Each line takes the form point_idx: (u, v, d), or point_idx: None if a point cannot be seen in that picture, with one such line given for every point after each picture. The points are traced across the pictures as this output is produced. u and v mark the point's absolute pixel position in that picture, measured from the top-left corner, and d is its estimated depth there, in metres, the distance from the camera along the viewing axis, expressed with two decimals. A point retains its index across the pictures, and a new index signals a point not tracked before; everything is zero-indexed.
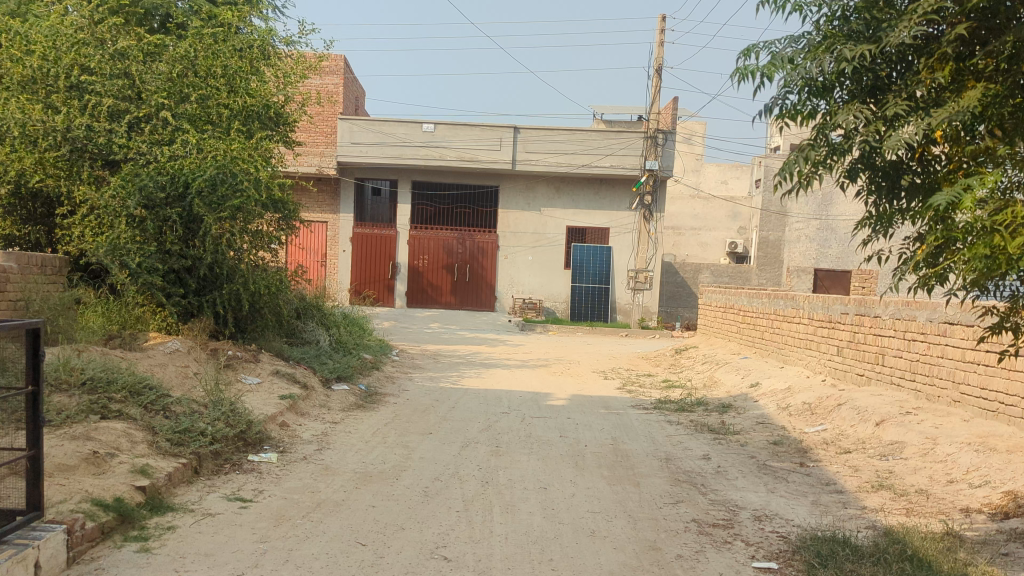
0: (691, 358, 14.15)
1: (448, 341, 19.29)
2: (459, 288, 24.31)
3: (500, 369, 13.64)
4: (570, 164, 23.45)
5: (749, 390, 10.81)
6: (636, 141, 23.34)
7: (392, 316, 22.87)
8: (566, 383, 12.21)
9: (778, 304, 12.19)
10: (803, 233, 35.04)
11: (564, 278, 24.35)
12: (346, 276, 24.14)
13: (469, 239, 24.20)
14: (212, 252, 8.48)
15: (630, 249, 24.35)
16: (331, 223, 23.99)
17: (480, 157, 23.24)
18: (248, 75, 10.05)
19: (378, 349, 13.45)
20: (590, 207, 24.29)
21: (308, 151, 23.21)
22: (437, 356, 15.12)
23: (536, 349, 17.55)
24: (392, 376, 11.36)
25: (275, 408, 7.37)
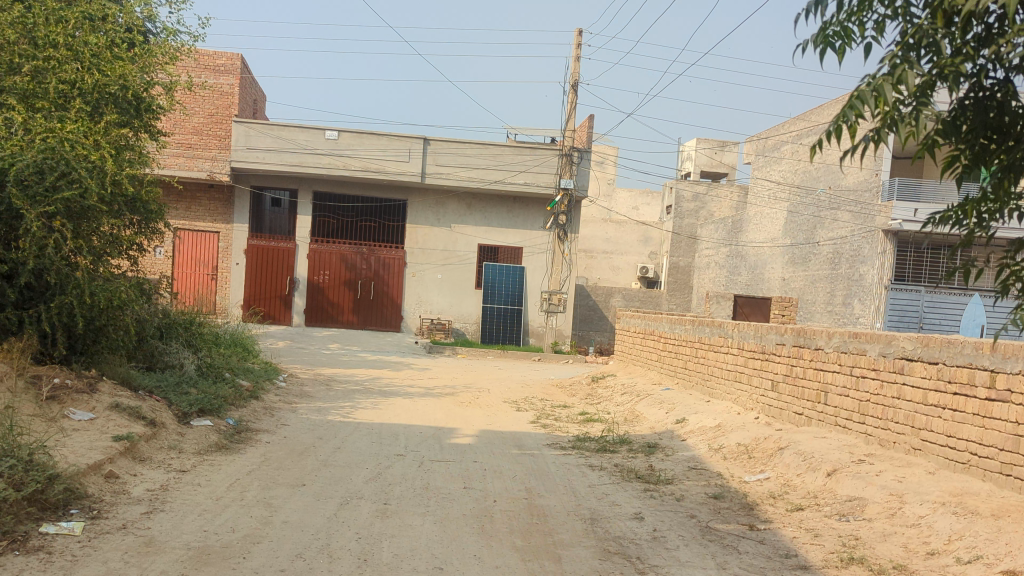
0: (608, 388, 13.08)
1: (346, 363, 17.73)
2: (362, 306, 22.77)
3: (400, 398, 12.26)
4: (483, 180, 22.27)
5: (674, 426, 9.77)
6: (551, 157, 22.33)
7: (286, 335, 21.14)
8: (473, 416, 10.93)
9: (703, 332, 11.23)
10: (715, 259, 34.87)
11: (474, 298, 23.11)
12: (239, 290, 22.24)
13: (374, 255, 22.69)
14: (36, 254, 6.89)
15: (544, 269, 23.28)
16: (224, 233, 22.06)
17: (387, 168, 21.80)
18: (101, 50, 8.45)
19: (262, 374, 11.86)
20: (503, 225, 23.15)
21: (198, 154, 21.27)
22: (330, 381, 13.63)
23: (440, 375, 16.21)
24: (273, 407, 9.85)
25: (104, 455, 5.84)
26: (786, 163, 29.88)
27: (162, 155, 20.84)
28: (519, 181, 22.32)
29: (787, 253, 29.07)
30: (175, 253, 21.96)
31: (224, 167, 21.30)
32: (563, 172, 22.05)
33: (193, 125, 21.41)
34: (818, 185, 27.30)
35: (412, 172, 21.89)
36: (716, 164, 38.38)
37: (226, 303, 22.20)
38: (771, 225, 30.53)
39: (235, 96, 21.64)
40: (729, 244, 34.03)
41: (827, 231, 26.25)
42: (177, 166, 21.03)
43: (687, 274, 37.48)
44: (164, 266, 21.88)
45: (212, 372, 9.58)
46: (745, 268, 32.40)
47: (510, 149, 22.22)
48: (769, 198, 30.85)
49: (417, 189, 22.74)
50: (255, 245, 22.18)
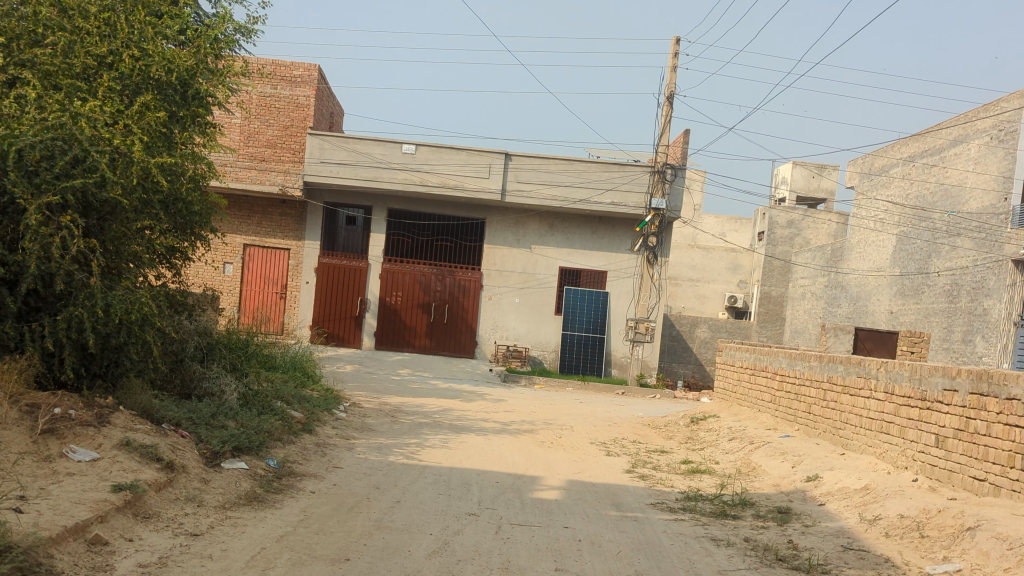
0: (713, 432, 11.30)
1: (415, 390, 16.41)
2: (434, 330, 21.47)
3: (472, 435, 10.77)
4: (566, 199, 20.65)
5: (806, 485, 7.96)
6: (641, 175, 20.64)
7: (354, 360, 19.98)
8: (558, 459, 9.35)
9: (835, 370, 9.39)
10: (810, 290, 32.68)
11: (553, 325, 21.56)
12: (308, 310, 21.24)
13: (450, 276, 21.41)
14: (38, 255, 5.71)
15: (630, 295, 21.57)
16: (295, 250, 21.15)
17: (465, 185, 20.47)
18: (139, 28, 7.37)
19: (319, 403, 10.52)
20: (586, 247, 21.59)
21: (270, 167, 20.32)
22: (397, 412, 12.22)
23: (519, 408, 14.68)
24: (326, 444, 8.44)
25: (94, 512, 4.50)
26: (896, 187, 27.56)
27: (233, 168, 20.05)
28: (605, 201, 20.62)
29: (895, 284, 26.67)
30: (244, 271, 21.14)
31: (297, 181, 20.33)
32: (654, 190, 20.32)
33: (267, 138, 20.50)
34: (934, 211, 24.93)
35: (491, 189, 20.46)
36: (813, 189, 36.12)
37: (294, 323, 21.25)
38: (877, 254, 28.15)
39: (310, 108, 20.60)
40: (828, 273, 31.69)
41: (945, 260, 23.96)
42: (248, 179, 20.15)
43: (780, 305, 35.21)
44: (232, 285, 21.08)
45: (259, 401, 8.26)
46: (847, 300, 30.03)
47: (597, 165, 20.58)
48: (875, 223, 28.37)
49: (497, 207, 21.44)
50: (326, 263, 21.20)
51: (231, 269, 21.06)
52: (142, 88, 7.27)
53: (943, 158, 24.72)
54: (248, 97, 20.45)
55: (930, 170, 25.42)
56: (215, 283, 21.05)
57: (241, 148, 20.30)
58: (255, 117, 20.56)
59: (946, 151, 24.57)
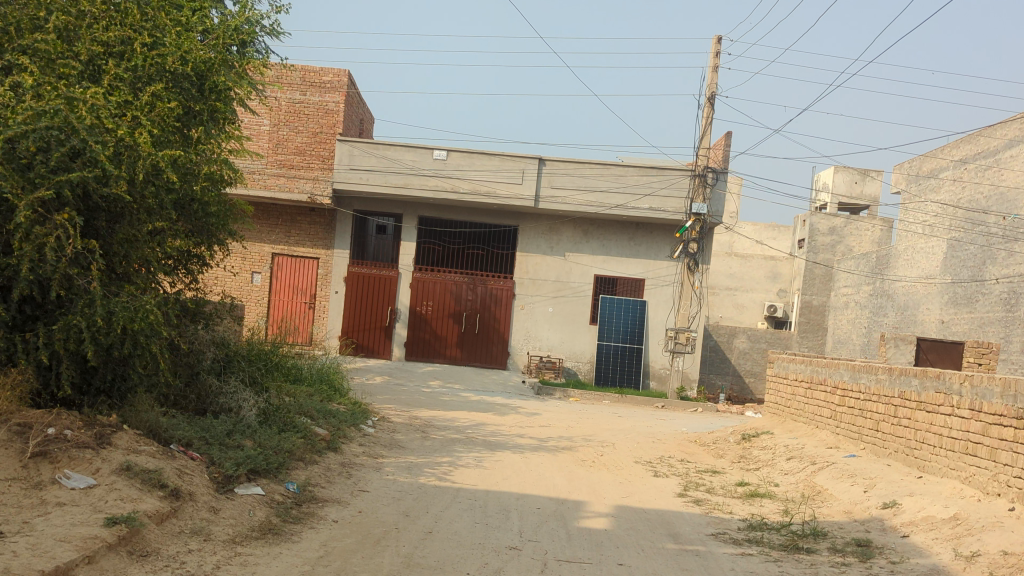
0: (767, 450, 10.48)
1: (447, 403, 15.76)
2: (466, 340, 20.84)
3: (509, 452, 10.06)
4: (603, 205, 19.91)
5: (882, 513, 7.14)
6: (681, 179, 19.85)
7: (384, 371, 19.40)
8: (603, 480, 8.61)
9: (908, 385, 8.56)
10: (854, 299, 31.73)
11: (589, 335, 20.81)
12: (337, 320, 20.72)
13: (482, 285, 20.77)
14: (28, 257, 5.12)
15: (668, 303, 20.80)
16: (323, 259, 20.64)
17: (498, 191, 19.82)
18: (150, 14, 6.82)
19: (346, 419, 9.88)
20: (623, 255, 20.83)
21: (299, 175, 19.84)
22: (428, 427, 11.55)
23: (556, 422, 13.96)
24: (352, 464, 7.79)
25: (80, 552, 3.87)
26: (946, 192, 26.51)
27: (261, 176, 19.67)
28: (643, 206, 19.85)
29: (945, 292, 25.60)
30: (273, 281, 20.65)
31: (326, 188, 19.84)
32: (694, 197, 19.25)
33: (296, 145, 20.03)
34: (989, 216, 23.92)
35: (525, 195, 19.76)
36: (856, 196, 35.18)
37: (323, 334, 20.74)
38: (926, 261, 27.10)
39: (340, 114, 20.11)
40: (873, 282, 30.65)
41: (1000, 267, 22.91)
42: (277, 187, 19.69)
43: (821, 315, 34.16)
44: (260, 294, 20.60)
45: (280, 417, 7.65)
46: (893, 309, 28.96)
47: (635, 169, 19.83)
48: (923, 230, 27.55)
49: (531, 213, 20.78)
50: (355, 271, 20.68)
51: (259, 279, 20.59)
52: (155, 79, 6.71)
53: (997, 160, 23.68)
54: (277, 103, 20.03)
55: (985, 173, 24.43)
56: (242, 292, 20.59)
57: (270, 156, 19.85)
58: (284, 124, 20.09)
59: (1001, 153, 23.55)
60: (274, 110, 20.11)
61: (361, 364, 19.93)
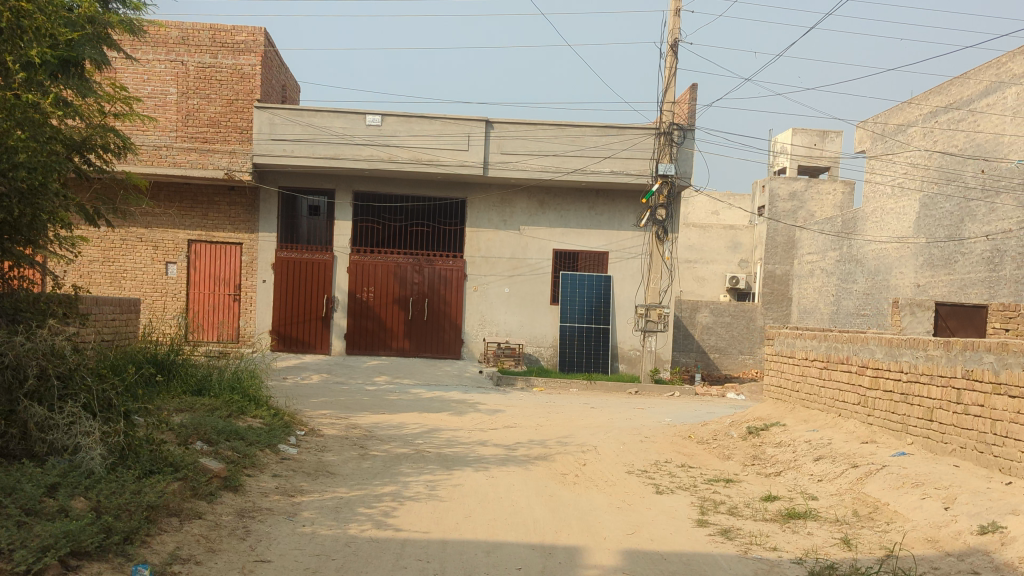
0: (785, 448, 8.57)
1: (394, 403, 13.66)
2: (414, 329, 18.65)
3: (470, 469, 7.97)
4: (559, 170, 17.78)
5: (986, 542, 5.20)
6: (644, 138, 17.85)
7: (322, 369, 17.15)
8: (596, 507, 6.55)
9: (978, 363, 6.67)
10: (821, 267, 30.46)
11: (550, 317, 18.81)
12: (266, 312, 18.42)
13: (429, 266, 18.57)
14: None
15: (636, 277, 18.87)
16: (247, 244, 18.30)
17: (441, 158, 17.54)
18: None
19: (258, 439, 7.66)
20: (584, 226, 18.82)
21: (212, 148, 17.41)
22: (367, 439, 9.38)
23: (520, 420, 11.94)
24: (252, 511, 5.58)
25: None
26: (916, 147, 25.15)
27: (169, 152, 17.27)
28: (605, 170, 17.75)
29: (920, 255, 24.28)
30: (190, 272, 18.26)
31: (245, 163, 17.42)
32: (660, 159, 17.10)
33: (209, 116, 17.56)
34: (966, 168, 22.50)
35: (472, 161, 17.55)
36: (816, 157, 33.71)
37: (251, 330, 18.42)
38: (897, 223, 25.79)
39: (257, 78, 17.66)
40: (839, 248, 29.34)
41: (981, 223, 21.52)
42: (188, 163, 17.28)
43: (785, 284, 32.82)
44: (176, 288, 18.20)
45: (148, 454, 5.45)
46: (864, 275, 27.65)
47: (592, 129, 17.79)
48: (892, 190, 26.24)
49: (480, 184, 18.66)
50: (284, 258, 18.38)
51: (174, 270, 18.19)
52: None
53: (972, 110, 22.28)
54: (182, 68, 17.55)
55: (958, 125, 23.03)
56: (156, 286, 18.20)
57: (179, 129, 17.41)
58: (193, 92, 17.56)
59: (976, 102, 22.15)
60: (180, 76, 17.56)
61: (297, 363, 17.64)
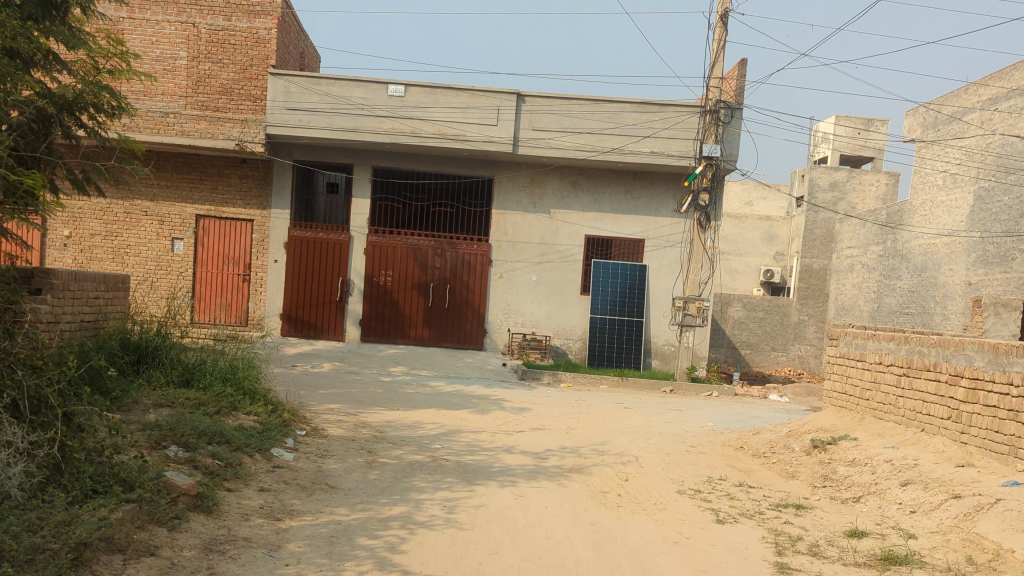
0: (860, 468, 7.32)
1: (411, 396, 12.58)
2: (434, 317, 17.52)
3: (494, 484, 6.81)
4: (594, 149, 16.53)
5: None
6: (687, 117, 16.55)
7: (335, 357, 16.09)
8: (650, 544, 5.34)
9: None
10: (862, 262, 29.06)
11: (579, 307, 17.61)
12: (277, 295, 17.39)
13: (452, 250, 17.42)
14: None
15: (673, 268, 17.61)
16: (259, 221, 17.29)
17: (468, 134, 16.34)
18: None
19: (248, 443, 6.55)
20: (618, 211, 17.58)
21: (223, 117, 16.35)
22: (377, 442, 8.25)
23: (549, 420, 10.78)
24: (225, 543, 4.44)
25: None
26: (971, 137, 23.67)
27: (178, 119, 16.26)
28: (643, 150, 16.47)
29: (972, 251, 22.78)
30: (198, 249, 17.37)
31: (259, 134, 16.35)
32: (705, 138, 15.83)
33: (221, 82, 16.50)
34: None
35: (501, 137, 16.34)
36: (860, 147, 32.16)
37: (261, 312, 17.42)
38: (948, 216, 24.32)
39: (273, 44, 16.55)
40: (883, 242, 27.91)
41: None
42: (196, 133, 16.28)
43: (822, 279, 31.45)
44: (182, 266, 17.34)
45: (87, 470, 4.33)
46: (908, 271, 26.18)
47: (631, 106, 16.53)
48: (944, 183, 24.73)
49: (508, 163, 17.48)
50: (298, 237, 17.33)
51: (180, 247, 17.32)
52: None
53: None
54: (193, 31, 16.51)
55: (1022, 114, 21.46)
56: (161, 263, 17.31)
57: (189, 96, 16.41)
58: (205, 57, 16.53)
59: None
60: (191, 40, 16.53)
61: (309, 349, 16.60)
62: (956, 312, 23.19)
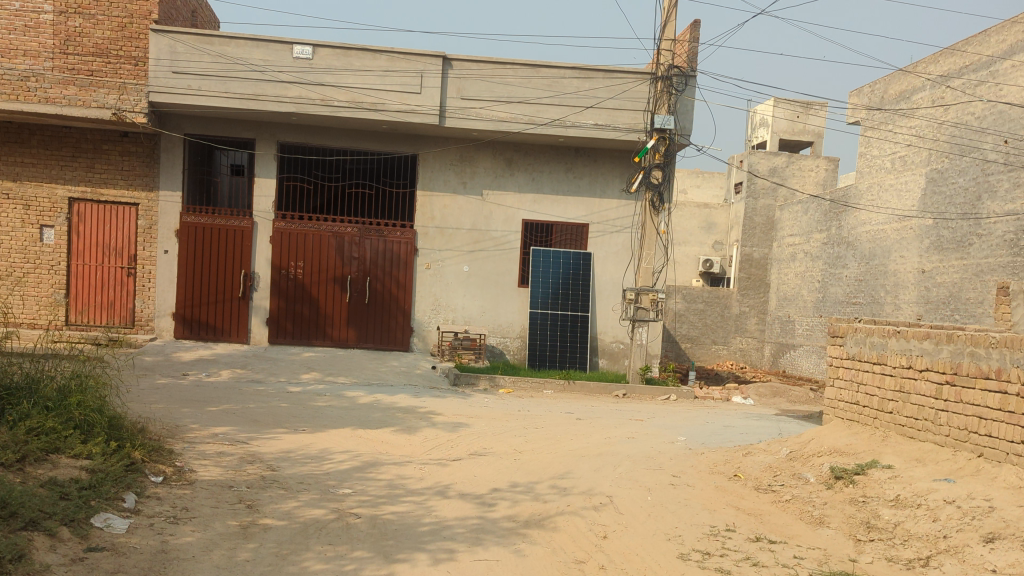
0: (913, 513, 5.52)
1: (320, 411, 10.42)
2: (354, 314, 15.27)
3: (424, 557, 4.76)
4: (532, 121, 14.54)
5: None
6: (636, 85, 14.67)
7: (238, 364, 13.73)
8: None
9: None
10: (803, 250, 27.98)
11: (517, 301, 15.64)
12: (168, 291, 14.88)
13: (371, 237, 15.21)
14: None
15: (622, 257, 15.78)
16: (144, 205, 14.75)
17: (388, 102, 14.15)
18: None
19: (45, 515, 4.40)
20: (560, 193, 15.65)
21: (96, 81, 13.73)
22: (267, 488, 6.11)
23: (491, 442, 8.78)
24: None
25: None
26: (923, 115, 22.06)
27: (40, 83, 13.57)
28: (587, 122, 14.54)
29: (925, 237, 21.47)
30: (73, 239, 14.64)
31: (140, 101, 13.80)
32: (656, 109, 13.93)
33: (95, 42, 13.84)
34: (984, 141, 19.36)
35: (426, 107, 14.20)
36: (798, 133, 30.99)
37: (149, 312, 14.85)
38: (898, 200, 22.85)
39: None
40: (826, 229, 26.73)
41: (1002, 202, 18.53)
42: (64, 99, 13.59)
43: (763, 269, 30.38)
44: (53, 259, 14.59)
45: None
46: (855, 259, 24.91)
47: (573, 72, 14.61)
48: (893, 165, 23.26)
49: (434, 137, 15.37)
50: (190, 223, 14.85)
51: (51, 236, 14.59)
52: None
53: (993, 74, 19.22)
54: None
55: (975, 92, 19.97)
56: (28, 254, 14.58)
57: (56, 58, 13.70)
58: (75, 11, 13.85)
59: (998, 64, 19.11)
60: None
61: (207, 354, 14.19)
62: (909, 301, 21.96)
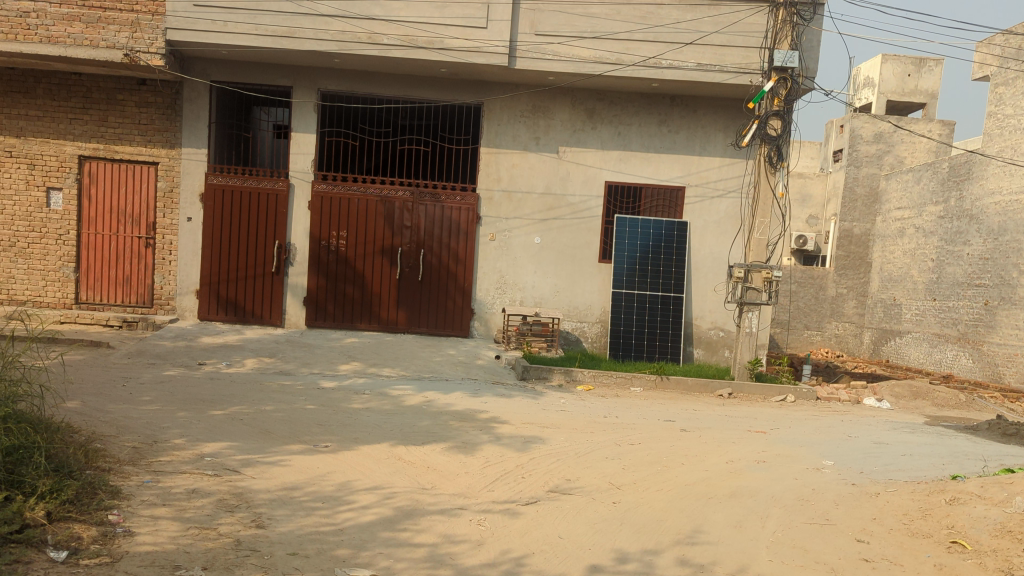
0: None
1: (353, 416, 8.18)
2: (405, 294, 13.02)
3: None
4: (620, 61, 11.99)
5: None
6: (749, 16, 12.02)
7: (267, 352, 11.61)
8: None
9: None
10: (914, 224, 24.82)
11: (598, 280, 13.20)
12: (192, 265, 12.89)
13: (427, 203, 12.93)
14: None
15: (724, 227, 13.18)
16: (165, 165, 12.77)
17: (445, 39, 11.80)
18: None
19: None
20: (651, 151, 13.11)
21: (107, 17, 11.73)
22: (234, 570, 3.87)
23: (577, 471, 6.38)
24: None
25: None
26: None
27: (43, 20, 11.62)
28: (688, 62, 11.94)
29: None
30: (83, 204, 12.80)
31: (155, 40, 11.73)
32: (777, 44, 11.27)
33: None
34: None
35: (492, 45, 11.80)
36: (909, 93, 27.62)
37: (171, 289, 12.90)
38: None
39: None
40: (944, 200, 23.43)
41: None
42: (69, 38, 11.64)
43: (864, 246, 27.28)
44: (61, 227, 12.78)
45: None
46: (979, 234, 21.55)
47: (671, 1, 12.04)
48: None
49: (502, 84, 12.95)
50: (217, 187, 12.80)
51: (59, 201, 12.79)
52: None
53: None
54: None
55: None
56: (33, 222, 12.78)
57: None
58: None
59: None
60: None
61: (234, 339, 12.13)
62: None
